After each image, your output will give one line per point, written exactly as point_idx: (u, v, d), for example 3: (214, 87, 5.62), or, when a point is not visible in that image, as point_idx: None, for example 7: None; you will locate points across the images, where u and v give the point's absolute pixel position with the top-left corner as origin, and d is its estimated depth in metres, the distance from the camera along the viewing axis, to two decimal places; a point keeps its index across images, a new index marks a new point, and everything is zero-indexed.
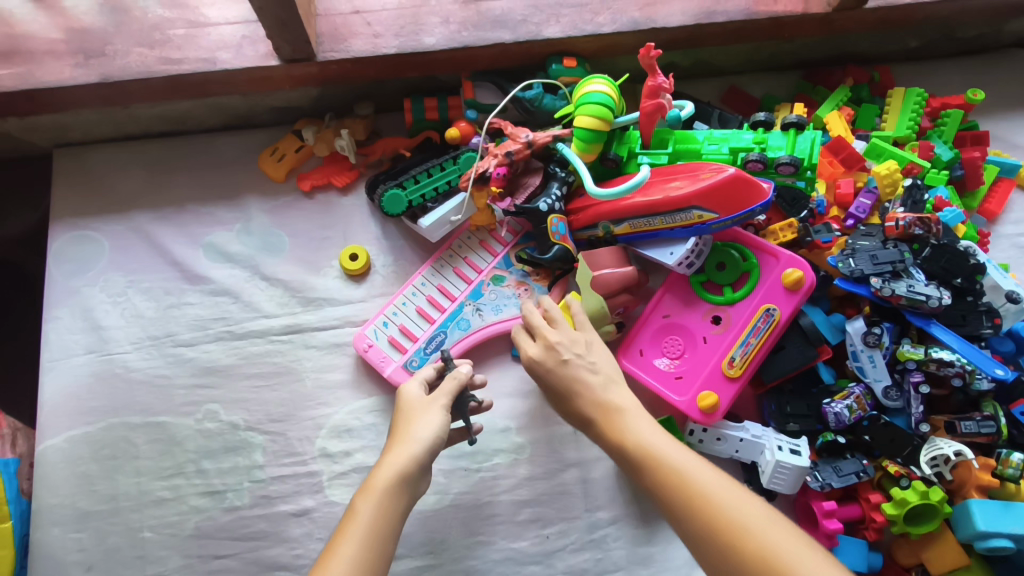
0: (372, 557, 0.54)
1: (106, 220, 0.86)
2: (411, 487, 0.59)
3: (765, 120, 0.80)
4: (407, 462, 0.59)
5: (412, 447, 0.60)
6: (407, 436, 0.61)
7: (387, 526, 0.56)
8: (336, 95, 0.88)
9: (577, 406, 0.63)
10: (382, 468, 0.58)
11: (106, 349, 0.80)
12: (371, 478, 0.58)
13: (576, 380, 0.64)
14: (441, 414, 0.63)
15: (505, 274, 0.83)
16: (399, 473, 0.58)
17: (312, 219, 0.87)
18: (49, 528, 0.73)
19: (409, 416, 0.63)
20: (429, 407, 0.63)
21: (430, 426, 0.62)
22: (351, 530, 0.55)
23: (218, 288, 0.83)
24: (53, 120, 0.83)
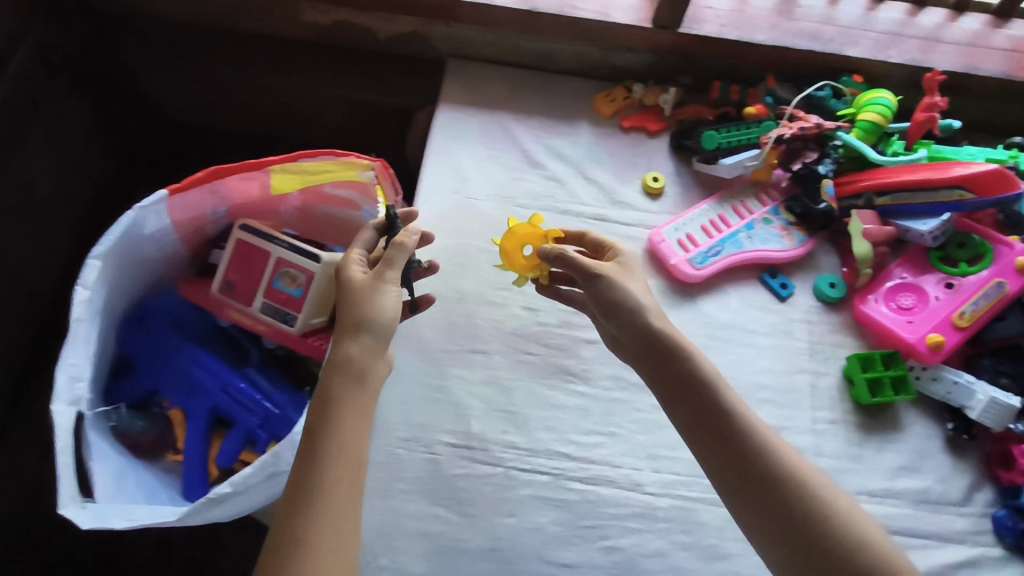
0: (342, 454, 0.64)
1: (478, 109, 1.14)
2: (366, 374, 0.69)
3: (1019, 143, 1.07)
4: (359, 352, 0.69)
5: (357, 336, 0.69)
6: (359, 322, 0.70)
7: (352, 433, 0.65)
8: (665, 66, 1.16)
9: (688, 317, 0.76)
10: (337, 368, 0.68)
11: (467, 194, 1.07)
12: (329, 380, 0.68)
13: (656, 306, 0.76)
14: (391, 291, 0.73)
15: (773, 218, 1.05)
16: (356, 365, 0.68)
17: (627, 148, 1.13)
18: (411, 298, 0.98)
19: (353, 304, 0.72)
20: (376, 290, 0.72)
21: (382, 307, 0.71)
22: (319, 445, 0.64)
23: (552, 175, 1.09)
24: (468, 34, 1.15)
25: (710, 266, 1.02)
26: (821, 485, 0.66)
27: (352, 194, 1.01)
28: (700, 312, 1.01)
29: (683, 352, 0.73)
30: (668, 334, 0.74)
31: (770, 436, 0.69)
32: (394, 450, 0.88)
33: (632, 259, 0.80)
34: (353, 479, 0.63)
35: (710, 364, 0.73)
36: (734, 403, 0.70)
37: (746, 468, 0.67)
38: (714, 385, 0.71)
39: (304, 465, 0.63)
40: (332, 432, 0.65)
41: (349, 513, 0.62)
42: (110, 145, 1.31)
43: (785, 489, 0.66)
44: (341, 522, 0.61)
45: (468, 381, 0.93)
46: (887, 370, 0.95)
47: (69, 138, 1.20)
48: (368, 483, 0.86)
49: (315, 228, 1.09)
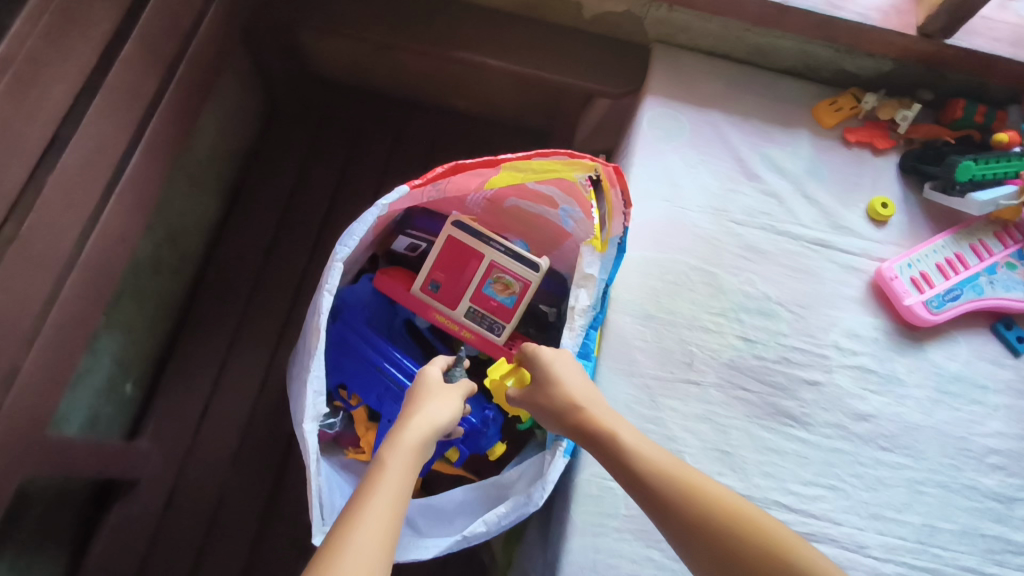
0: (398, 498, 0.57)
1: (690, 108, 1.05)
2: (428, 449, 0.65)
3: None
4: (422, 426, 0.65)
5: (430, 417, 0.67)
6: (422, 407, 0.68)
7: (402, 482, 0.58)
8: (903, 78, 1.04)
9: (561, 387, 0.73)
10: (403, 433, 0.63)
11: (679, 203, 0.98)
12: (398, 437, 0.63)
13: (590, 390, 0.73)
14: (457, 399, 0.71)
15: (1016, 264, 0.96)
16: (420, 438, 0.64)
17: (850, 165, 1.03)
18: (621, 315, 0.91)
19: (426, 395, 0.70)
20: (445, 391, 0.71)
21: (449, 408, 0.69)
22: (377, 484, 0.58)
23: (769, 190, 1.00)
24: (690, 21, 1.04)
25: (948, 311, 0.92)
26: (750, 521, 0.59)
27: (553, 192, 0.92)
28: (927, 360, 0.93)
29: (602, 422, 0.69)
30: (582, 411, 0.71)
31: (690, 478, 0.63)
32: (605, 483, 0.82)
33: (543, 357, 0.76)
34: (393, 522, 0.55)
35: (618, 422, 0.70)
36: (656, 460, 0.65)
37: (690, 526, 0.60)
38: (632, 447, 0.66)
39: (352, 502, 0.56)
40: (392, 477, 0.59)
41: (383, 549, 0.52)
42: (250, 83, 1.20)
43: (679, 517, 0.61)
44: (372, 555, 0.51)
45: (681, 414, 0.87)
46: None
47: (225, 79, 1.10)
48: (579, 516, 0.81)
49: (491, 218, 1.02)
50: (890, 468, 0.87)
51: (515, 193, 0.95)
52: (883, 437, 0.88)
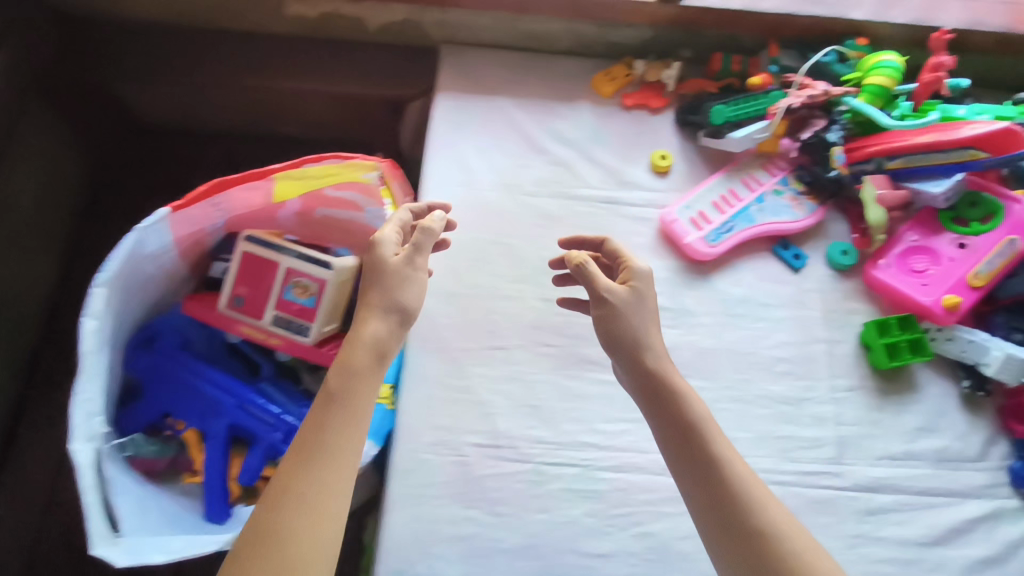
0: (348, 431, 0.67)
1: (477, 98, 1.12)
2: (385, 352, 0.72)
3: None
4: (376, 333, 0.72)
5: (386, 315, 0.73)
6: (380, 301, 0.73)
7: (352, 410, 0.67)
8: (667, 39, 1.13)
9: (652, 339, 0.76)
10: (361, 342, 0.70)
11: (474, 185, 1.05)
12: (351, 353, 0.70)
13: (664, 353, 0.76)
14: (417, 277, 0.76)
15: (783, 189, 1.05)
16: (376, 348, 0.71)
17: (629, 126, 1.12)
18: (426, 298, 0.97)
19: (382, 282, 0.75)
20: (401, 273, 0.75)
21: (410, 295, 0.75)
22: (330, 417, 0.67)
23: (557, 160, 1.08)
24: (461, 19, 1.12)
25: (724, 243, 1.02)
26: (775, 524, 0.64)
27: (355, 196, 0.97)
28: (713, 290, 1.01)
29: (678, 393, 0.72)
30: (659, 366, 0.74)
31: (726, 468, 0.68)
32: (421, 455, 0.87)
33: (648, 296, 0.78)
34: (347, 455, 0.66)
35: (687, 397, 0.72)
36: (710, 444, 0.69)
37: (718, 504, 0.66)
38: (698, 427, 0.70)
39: (310, 426, 0.66)
40: (340, 406, 0.67)
41: (339, 480, 0.64)
42: (72, 141, 1.22)
43: (715, 492, 0.67)
44: (328, 485, 0.63)
45: (491, 378, 0.93)
46: (902, 334, 0.95)
47: (38, 143, 1.12)
48: (397, 490, 0.85)
49: (312, 230, 1.07)
50: None
51: (323, 204, 1.00)
52: (680, 365, 0.96)
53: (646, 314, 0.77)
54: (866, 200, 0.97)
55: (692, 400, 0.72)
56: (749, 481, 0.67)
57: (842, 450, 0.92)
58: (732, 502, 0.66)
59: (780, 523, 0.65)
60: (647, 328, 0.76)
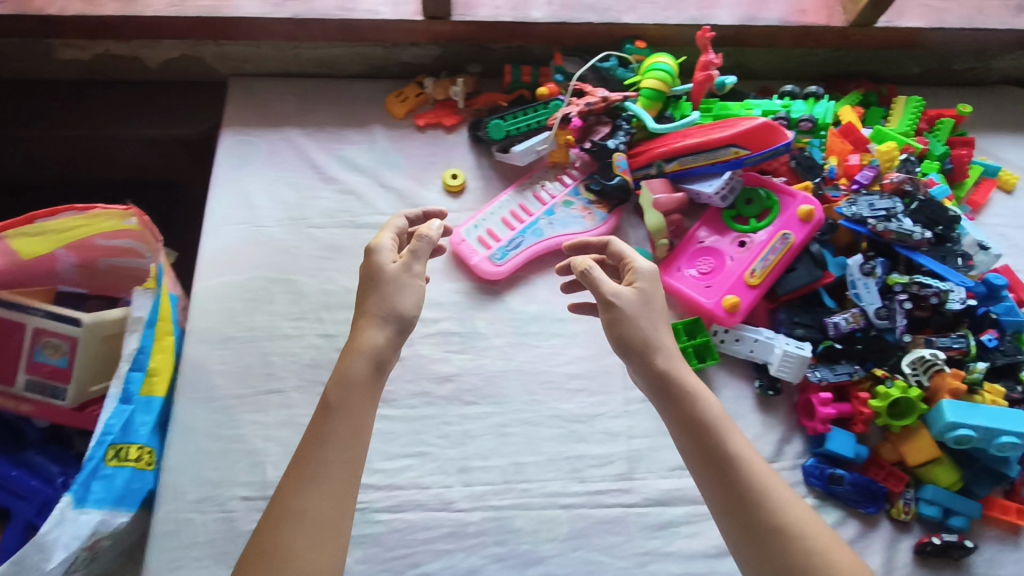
0: (348, 450, 0.65)
1: (264, 130, 1.09)
2: (382, 363, 0.70)
3: (790, 91, 1.08)
4: (374, 347, 0.70)
5: (384, 324, 0.71)
6: (376, 313, 0.71)
7: (346, 435, 0.65)
8: (454, 56, 1.12)
9: (659, 334, 0.73)
10: (355, 360, 0.69)
11: (256, 221, 1.01)
12: (348, 375, 0.68)
13: (675, 354, 0.73)
14: (416, 284, 0.74)
15: (573, 200, 1.03)
16: (368, 368, 0.69)
17: (422, 147, 1.09)
18: (198, 344, 0.92)
19: (378, 291, 0.73)
20: (403, 283, 0.73)
21: (405, 301, 0.72)
22: (331, 434, 0.65)
23: (346, 188, 1.05)
24: (240, 50, 1.08)
25: (511, 260, 0.99)
26: (801, 527, 0.62)
27: (129, 242, 0.95)
28: (505, 309, 0.98)
29: (689, 391, 0.70)
30: (666, 360, 0.72)
31: (754, 468, 0.66)
32: (183, 515, 0.82)
33: (656, 295, 0.76)
34: (343, 482, 0.63)
35: (700, 394, 0.70)
36: (726, 443, 0.67)
37: (736, 503, 0.65)
38: (714, 426, 0.68)
39: (309, 451, 0.64)
40: (339, 422, 0.66)
41: (332, 504, 0.62)
42: None
43: (728, 489, 0.65)
44: (321, 511, 0.61)
45: (263, 425, 0.88)
46: (686, 340, 0.92)
47: None
48: (154, 555, 0.80)
49: (105, 283, 1.03)
50: (475, 420, 0.90)
51: (101, 254, 0.98)
52: (466, 392, 0.92)
53: (657, 310, 0.75)
54: (644, 206, 0.96)
55: (705, 397, 0.70)
56: (761, 474, 0.65)
57: (632, 465, 0.89)
58: (742, 493, 0.64)
59: (799, 517, 0.63)
60: (658, 327, 0.74)
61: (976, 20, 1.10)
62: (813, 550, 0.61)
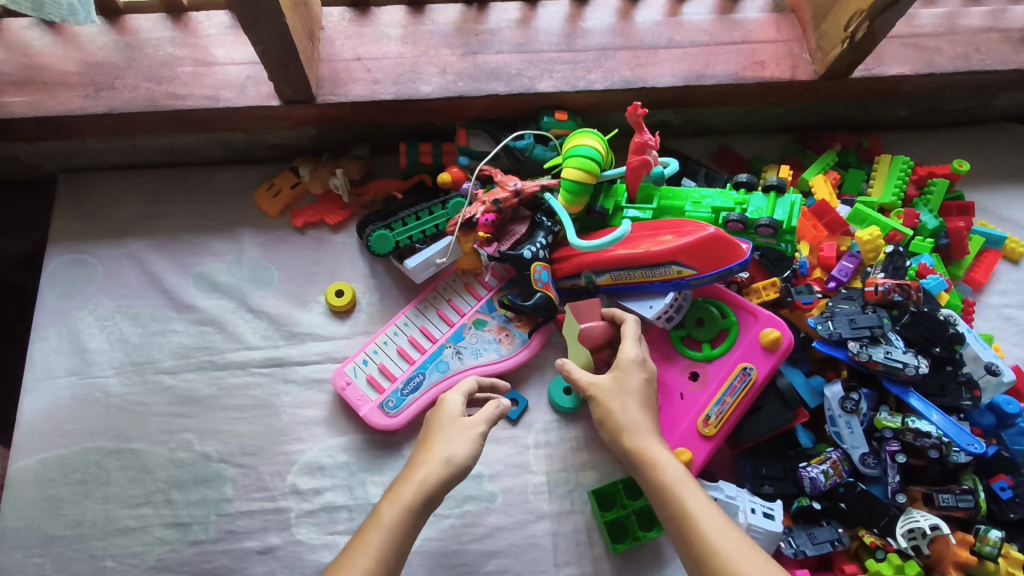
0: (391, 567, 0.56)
1: (102, 245, 0.88)
2: (435, 500, 0.61)
3: (776, 184, 0.78)
4: (429, 475, 0.61)
5: (450, 464, 0.62)
6: (438, 450, 0.63)
7: (393, 549, 0.57)
8: (335, 135, 0.90)
9: (628, 407, 0.67)
10: (411, 484, 0.60)
11: (89, 372, 0.81)
12: (403, 492, 0.60)
13: (643, 424, 0.66)
14: (472, 437, 0.65)
15: (487, 318, 0.84)
16: (425, 492, 0.60)
17: (301, 254, 0.88)
18: (11, 551, 0.73)
19: (447, 430, 0.65)
20: (459, 427, 0.65)
21: (458, 447, 0.63)
22: (370, 542, 0.57)
23: (204, 317, 0.84)
24: (62, 147, 0.87)
25: (410, 407, 0.79)
26: None
27: None
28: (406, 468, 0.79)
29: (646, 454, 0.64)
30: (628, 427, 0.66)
31: (705, 522, 0.57)
32: None
33: (630, 370, 0.69)
34: None
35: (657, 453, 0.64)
36: (685, 506, 0.59)
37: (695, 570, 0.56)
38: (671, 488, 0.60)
39: (349, 554, 0.56)
40: (385, 537, 0.57)
41: None
42: None
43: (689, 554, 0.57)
44: None
45: None
46: (628, 505, 0.75)
47: None
48: None
49: None
50: None
51: None
52: None
53: (633, 382, 0.69)
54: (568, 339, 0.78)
55: (666, 458, 0.63)
56: (718, 533, 0.56)
57: None
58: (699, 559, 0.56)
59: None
60: (629, 399, 0.67)
61: (974, 59, 0.89)
62: None
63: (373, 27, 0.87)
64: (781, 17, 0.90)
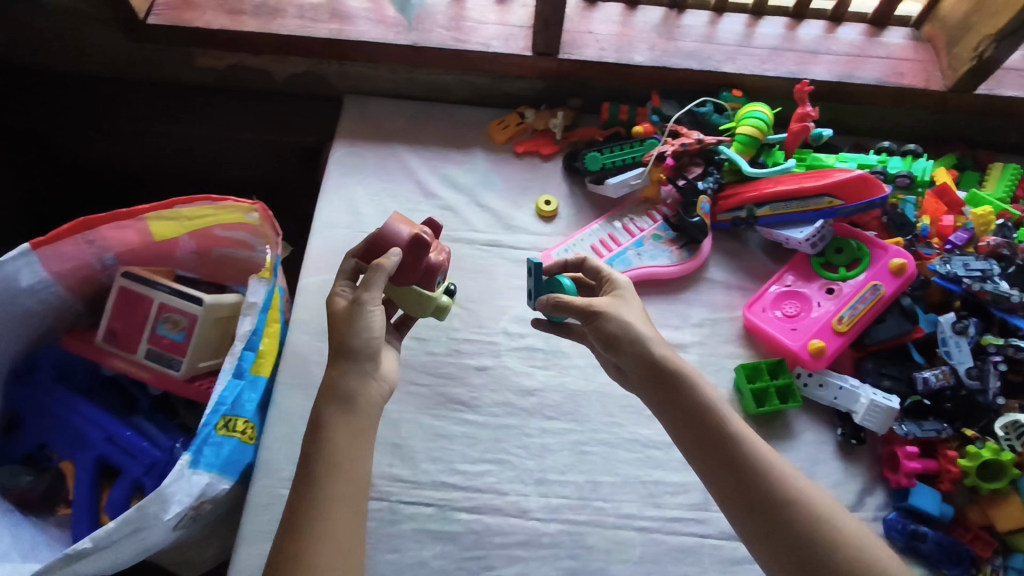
0: (349, 473, 0.66)
1: (373, 144, 1.16)
2: (356, 401, 0.70)
3: (914, 150, 1.09)
4: (343, 380, 0.70)
5: (357, 362, 0.71)
6: (345, 348, 0.72)
7: (342, 453, 0.67)
8: (555, 90, 1.18)
9: (648, 338, 0.76)
10: (327, 398, 0.70)
11: (360, 227, 1.08)
12: (325, 414, 0.69)
13: (656, 334, 0.77)
14: (370, 312, 0.73)
15: (661, 234, 1.07)
16: (345, 392, 0.70)
17: (519, 172, 1.15)
18: (300, 335, 0.98)
19: (341, 333, 0.73)
20: (357, 312, 0.72)
21: (364, 330, 0.72)
22: (317, 464, 0.66)
23: (445, 204, 1.11)
24: (358, 71, 1.18)
25: None
26: (794, 479, 0.67)
27: (245, 236, 0.99)
28: None
29: (687, 378, 0.73)
30: (663, 356, 0.74)
31: (734, 423, 0.70)
32: (277, 491, 0.87)
33: (631, 296, 0.80)
34: (345, 499, 0.65)
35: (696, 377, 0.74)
36: (710, 405, 0.71)
37: (735, 467, 0.68)
38: (715, 407, 0.71)
39: (310, 475, 0.66)
40: (334, 450, 0.67)
41: (347, 518, 0.64)
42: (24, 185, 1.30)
43: (734, 455, 0.68)
44: (335, 521, 0.63)
45: None
46: (770, 380, 0.95)
47: None
48: (250, 526, 0.85)
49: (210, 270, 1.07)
50: (554, 434, 0.93)
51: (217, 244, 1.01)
52: (548, 407, 0.95)
53: (637, 312, 0.78)
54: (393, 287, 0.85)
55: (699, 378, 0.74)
56: (754, 436, 0.70)
57: (708, 496, 0.90)
58: (737, 444, 0.69)
59: (789, 474, 0.67)
60: (650, 333, 0.76)
61: None
62: (803, 499, 0.65)
63: (600, 13, 1.16)
64: (919, 44, 1.15)
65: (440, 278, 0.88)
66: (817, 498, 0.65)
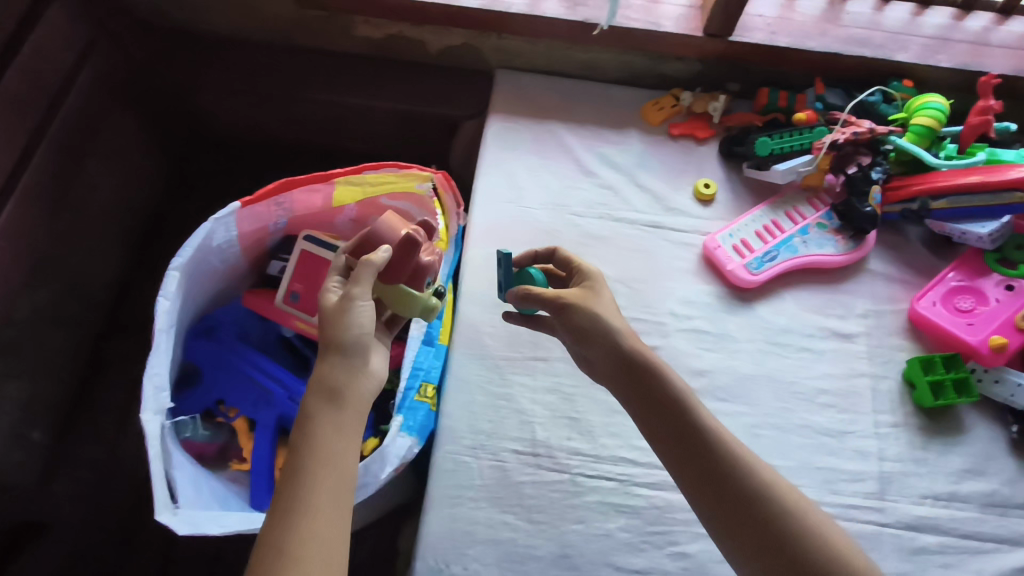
0: (332, 471, 0.60)
1: (529, 120, 1.16)
2: (346, 395, 0.64)
3: None
4: (328, 374, 0.64)
5: (345, 356, 0.65)
6: (334, 343, 0.65)
7: (325, 448, 0.61)
8: (713, 73, 1.17)
9: (612, 328, 0.72)
10: (312, 391, 0.64)
11: (522, 201, 1.08)
12: (308, 408, 0.63)
13: (628, 327, 0.73)
14: (361, 308, 0.67)
15: (826, 223, 1.07)
16: (333, 388, 0.64)
17: (675, 154, 1.15)
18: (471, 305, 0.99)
19: (328, 327, 0.67)
20: (347, 308, 0.67)
21: (354, 325, 0.66)
22: (297, 459, 0.60)
23: (604, 183, 1.11)
24: (517, 45, 1.17)
25: (767, 271, 1.02)
26: (765, 483, 0.63)
27: (407, 207, 1.01)
28: (756, 317, 1.01)
29: (653, 369, 0.69)
30: (635, 353, 0.71)
31: (716, 427, 0.66)
32: (460, 457, 0.89)
33: (601, 286, 0.77)
34: (328, 501, 0.58)
35: (665, 372, 0.70)
36: (688, 406, 0.67)
37: (709, 472, 0.64)
38: (683, 400, 0.67)
39: (288, 474, 0.59)
40: (320, 447, 0.60)
41: (326, 520, 0.57)
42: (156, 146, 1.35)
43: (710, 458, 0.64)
44: (316, 526, 0.57)
45: (531, 389, 0.94)
46: (947, 373, 0.94)
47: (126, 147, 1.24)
48: (438, 489, 0.86)
49: None
50: (727, 416, 0.94)
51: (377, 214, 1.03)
52: (720, 389, 0.96)
53: (608, 304, 0.75)
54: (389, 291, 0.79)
55: (670, 373, 0.70)
56: (730, 439, 0.66)
57: (884, 485, 0.90)
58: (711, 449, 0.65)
59: (763, 476, 0.64)
60: (621, 326, 0.73)
61: None
62: (786, 510, 0.62)
63: None
64: None
65: (429, 279, 0.84)
66: (796, 506, 0.62)
